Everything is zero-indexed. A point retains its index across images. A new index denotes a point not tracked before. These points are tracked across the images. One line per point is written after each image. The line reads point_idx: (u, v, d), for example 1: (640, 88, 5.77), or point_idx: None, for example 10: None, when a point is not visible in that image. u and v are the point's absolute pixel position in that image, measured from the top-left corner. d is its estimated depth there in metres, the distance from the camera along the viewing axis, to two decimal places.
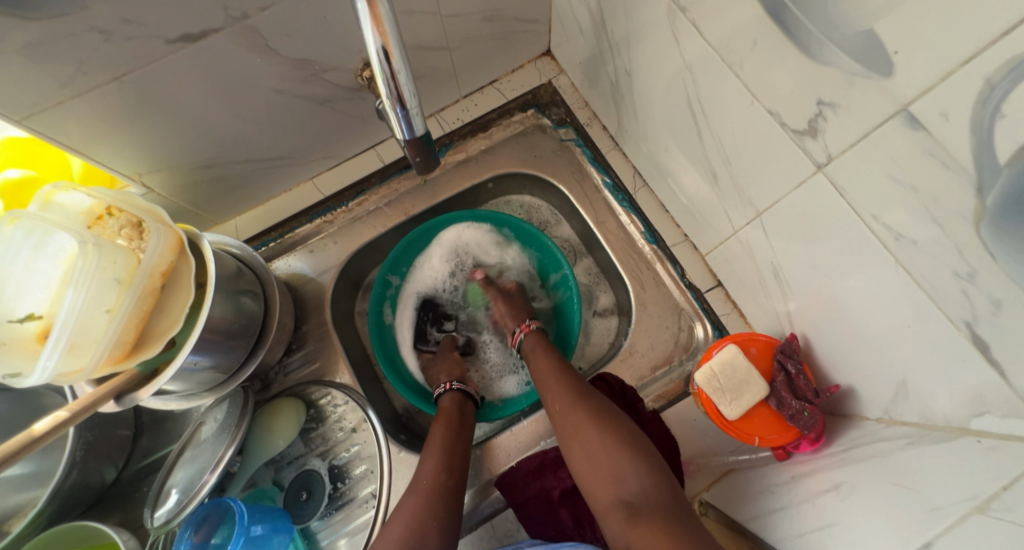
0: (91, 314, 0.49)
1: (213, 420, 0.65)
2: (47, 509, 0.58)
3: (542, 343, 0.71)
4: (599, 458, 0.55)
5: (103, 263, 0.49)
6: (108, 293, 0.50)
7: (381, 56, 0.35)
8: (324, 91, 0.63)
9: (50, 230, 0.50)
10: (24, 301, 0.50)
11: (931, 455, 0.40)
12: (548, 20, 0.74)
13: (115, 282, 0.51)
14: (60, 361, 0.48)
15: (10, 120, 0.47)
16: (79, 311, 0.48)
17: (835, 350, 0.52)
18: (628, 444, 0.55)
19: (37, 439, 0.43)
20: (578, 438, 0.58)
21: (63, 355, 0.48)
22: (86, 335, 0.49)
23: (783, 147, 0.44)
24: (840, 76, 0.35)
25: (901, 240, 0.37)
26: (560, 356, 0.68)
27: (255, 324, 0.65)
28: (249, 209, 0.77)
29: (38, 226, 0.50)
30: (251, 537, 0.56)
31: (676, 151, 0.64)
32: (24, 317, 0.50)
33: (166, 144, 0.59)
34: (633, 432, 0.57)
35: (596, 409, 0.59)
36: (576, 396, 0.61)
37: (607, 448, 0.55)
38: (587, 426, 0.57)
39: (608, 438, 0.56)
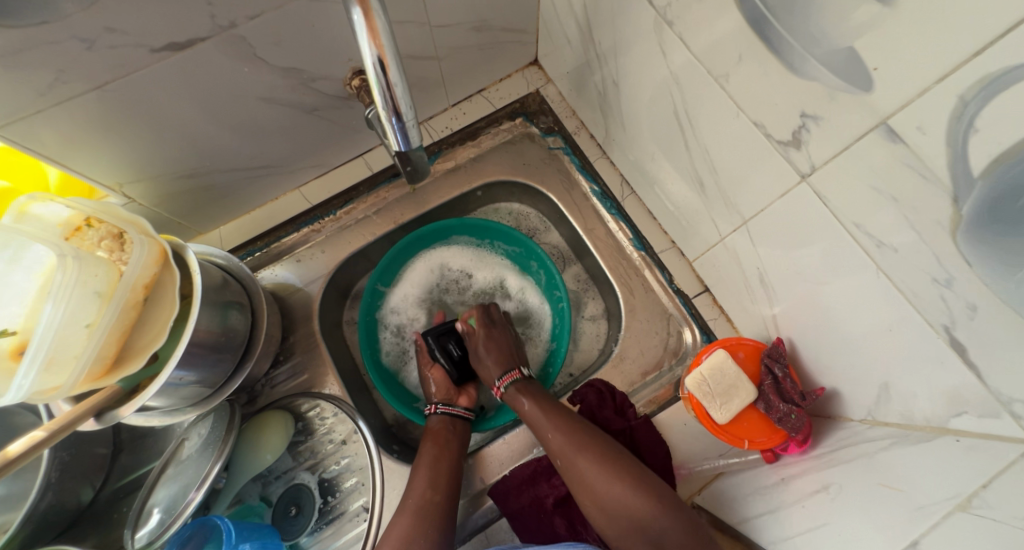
0: (70, 329, 0.47)
1: (195, 436, 0.63)
2: (20, 534, 0.55)
3: (525, 388, 0.67)
4: (617, 506, 0.55)
5: (84, 276, 0.48)
6: (89, 307, 0.49)
7: (377, 68, 0.35)
8: (311, 99, 0.63)
9: (25, 243, 0.49)
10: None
11: (913, 454, 0.42)
12: (535, 30, 0.75)
13: (95, 296, 0.49)
14: (37, 379, 0.46)
15: None
16: (57, 327, 0.46)
17: (819, 353, 0.53)
18: (640, 486, 0.55)
19: (11, 460, 0.42)
20: (593, 489, 0.57)
21: (40, 372, 0.46)
22: (64, 351, 0.48)
23: (768, 157, 0.46)
24: (822, 90, 0.36)
25: (882, 247, 0.39)
26: (549, 400, 0.65)
27: (241, 338, 0.63)
28: (234, 219, 0.76)
29: (13, 238, 0.48)
30: None
31: (662, 160, 0.65)
32: None
33: (147, 152, 0.57)
34: (639, 469, 0.57)
35: (602, 455, 0.58)
36: (578, 437, 0.60)
37: (623, 495, 0.55)
38: (598, 474, 0.57)
39: (619, 484, 0.56)
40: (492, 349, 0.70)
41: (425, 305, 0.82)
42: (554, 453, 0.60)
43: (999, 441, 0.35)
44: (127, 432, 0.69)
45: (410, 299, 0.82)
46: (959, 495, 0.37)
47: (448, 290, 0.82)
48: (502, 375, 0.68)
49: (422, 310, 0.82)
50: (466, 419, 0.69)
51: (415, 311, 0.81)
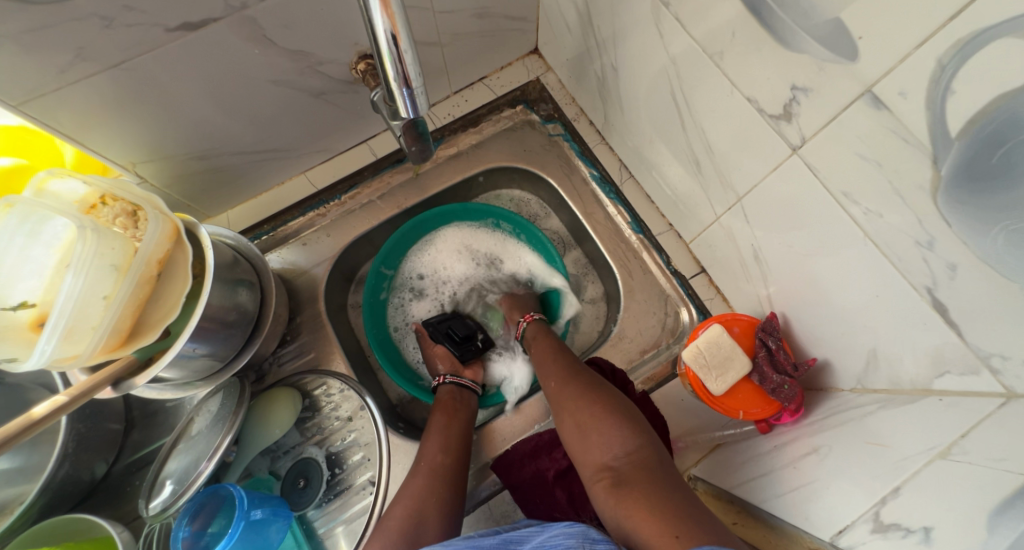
0: (89, 300, 0.49)
1: (205, 412, 0.65)
2: (37, 502, 0.56)
3: (545, 332, 0.74)
4: (588, 426, 0.56)
5: (102, 249, 0.50)
6: (106, 280, 0.51)
7: (389, 40, 0.37)
8: (319, 84, 0.64)
9: (46, 217, 0.50)
10: (18, 288, 0.50)
11: (900, 414, 0.44)
12: (535, 18, 0.77)
13: (112, 269, 0.51)
14: (58, 346, 0.48)
15: (7, 105, 0.47)
16: (77, 298, 0.48)
17: (811, 326, 0.55)
18: (613, 409, 0.57)
19: (35, 423, 0.43)
20: (570, 411, 0.59)
21: (60, 340, 0.48)
22: (83, 321, 0.49)
23: (761, 132, 0.48)
24: (811, 62, 0.38)
25: (869, 214, 0.41)
26: (560, 347, 0.70)
27: (251, 315, 0.65)
28: (241, 203, 0.78)
29: (35, 212, 0.50)
30: (251, 521, 0.56)
31: (659, 144, 0.67)
32: (17, 305, 0.50)
33: (160, 133, 0.59)
34: (618, 398, 0.59)
35: (588, 384, 0.61)
36: (573, 373, 0.63)
37: (597, 415, 0.57)
38: (577, 396, 0.60)
39: (596, 407, 0.57)
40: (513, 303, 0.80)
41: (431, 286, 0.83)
42: (546, 383, 0.64)
43: (980, 395, 0.37)
44: (139, 409, 0.71)
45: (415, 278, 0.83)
46: (938, 446, 0.39)
47: (453, 274, 0.84)
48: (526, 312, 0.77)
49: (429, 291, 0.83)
50: (472, 389, 0.71)
51: (422, 290, 0.83)
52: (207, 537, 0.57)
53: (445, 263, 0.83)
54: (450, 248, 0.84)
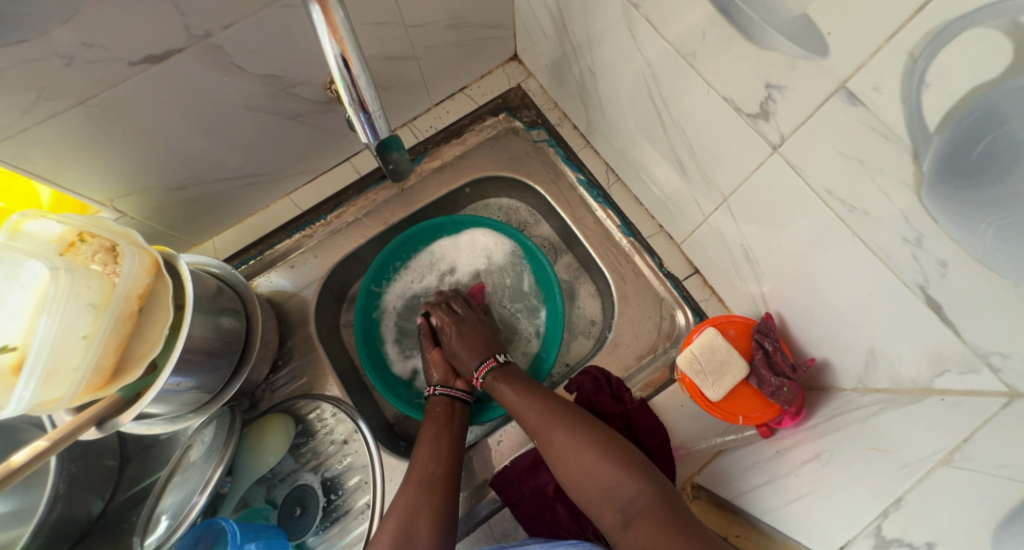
0: (67, 341, 0.49)
1: (200, 442, 0.64)
2: (31, 546, 0.56)
3: (501, 372, 0.67)
4: (586, 478, 0.55)
5: (76, 288, 0.49)
6: (84, 318, 0.50)
7: (340, 64, 0.37)
8: (294, 106, 0.64)
9: (20, 260, 0.50)
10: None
11: (903, 416, 0.42)
12: (511, 25, 0.76)
13: (90, 307, 0.50)
14: (37, 391, 0.47)
15: None
16: (54, 339, 0.48)
17: (808, 324, 0.53)
18: (610, 458, 0.55)
19: (15, 470, 0.42)
20: (562, 459, 0.57)
21: (39, 384, 0.47)
22: (63, 363, 0.49)
23: (740, 131, 0.46)
24: (783, 60, 0.37)
25: (855, 212, 0.39)
26: (526, 380, 0.66)
27: (238, 342, 0.64)
28: (227, 229, 0.77)
29: (8, 256, 0.49)
30: None
31: (644, 144, 0.66)
32: None
33: (136, 167, 0.59)
34: (609, 437, 0.57)
35: (575, 427, 0.58)
36: (551, 411, 0.61)
37: (593, 466, 0.55)
38: (566, 444, 0.57)
39: (587, 456, 0.56)
40: (465, 344, 0.71)
41: (422, 293, 0.83)
42: (528, 428, 0.61)
43: (983, 396, 0.35)
44: (133, 443, 0.70)
45: (405, 285, 0.82)
46: (942, 450, 0.37)
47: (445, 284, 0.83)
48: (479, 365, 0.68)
49: (421, 299, 0.83)
50: (464, 401, 0.70)
51: (413, 295, 0.83)
52: None
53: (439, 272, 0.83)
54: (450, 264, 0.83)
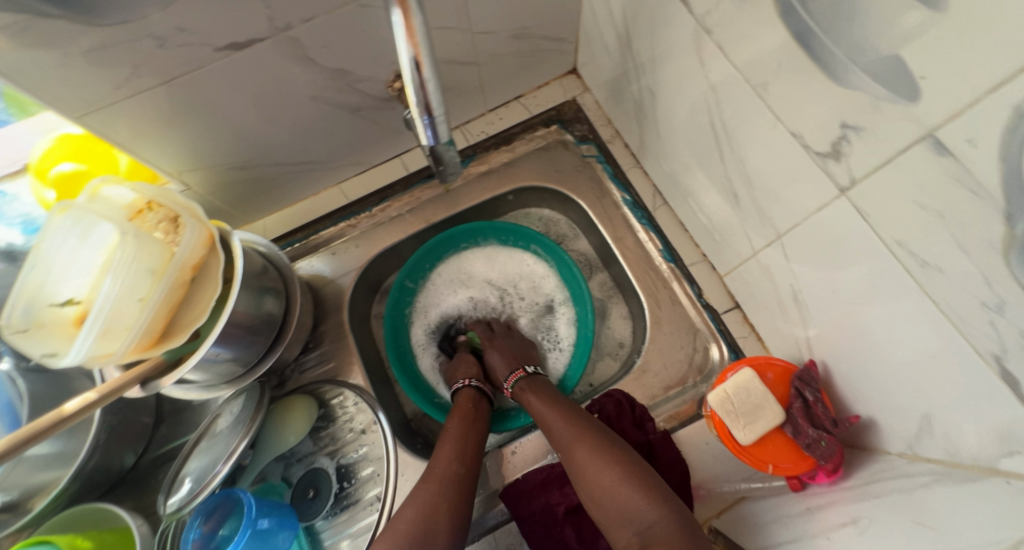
0: (125, 301, 0.50)
1: (228, 412, 0.65)
2: (69, 488, 0.58)
3: (539, 387, 0.67)
4: (623, 509, 0.52)
5: (139, 253, 0.51)
6: (143, 283, 0.51)
7: (411, 67, 0.38)
8: (356, 100, 0.65)
9: (94, 221, 0.51)
10: (65, 286, 0.52)
11: (958, 492, 0.39)
12: (575, 39, 0.76)
13: (148, 272, 0.52)
14: (93, 344, 0.50)
15: (68, 117, 0.50)
16: (114, 299, 0.50)
17: (856, 378, 0.50)
18: (636, 480, 0.53)
19: (65, 418, 0.44)
20: (597, 484, 0.55)
21: (96, 339, 0.50)
22: (118, 322, 0.51)
23: (806, 169, 0.44)
24: (865, 100, 0.35)
25: (927, 267, 0.36)
26: (562, 397, 0.65)
27: (273, 323, 0.65)
28: (277, 211, 0.80)
29: (86, 216, 0.51)
30: (257, 531, 0.55)
31: (697, 171, 0.64)
32: (64, 301, 0.52)
33: (204, 146, 0.61)
34: (649, 472, 0.55)
35: (607, 443, 0.57)
36: (591, 434, 0.58)
37: (631, 498, 0.52)
38: (607, 470, 0.55)
39: (630, 489, 0.53)
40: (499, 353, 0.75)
41: (454, 295, 0.83)
42: (564, 446, 0.59)
43: None
44: (168, 404, 0.72)
45: (439, 287, 0.83)
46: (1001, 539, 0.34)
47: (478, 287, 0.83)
48: (507, 373, 0.70)
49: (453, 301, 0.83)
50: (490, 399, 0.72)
51: (445, 296, 0.83)
52: (219, 540, 0.57)
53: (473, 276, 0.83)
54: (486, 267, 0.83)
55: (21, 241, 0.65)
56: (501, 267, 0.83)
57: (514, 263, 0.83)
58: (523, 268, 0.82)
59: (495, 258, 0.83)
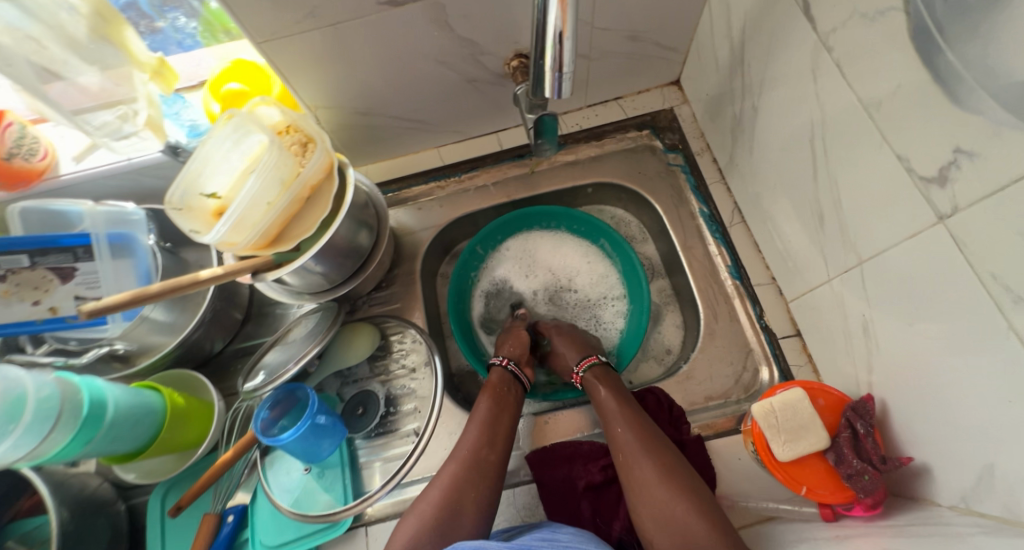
0: (257, 202, 0.57)
1: (303, 325, 0.71)
2: (173, 353, 0.67)
3: (608, 378, 0.68)
4: (670, 517, 0.53)
5: (278, 163, 0.58)
6: (272, 189, 0.58)
7: (556, 38, 0.45)
8: (474, 71, 0.71)
9: (250, 131, 0.59)
10: (213, 181, 0.61)
11: (1005, 541, 0.38)
12: (685, 50, 0.78)
13: (279, 182, 0.59)
14: (226, 232, 0.57)
15: (254, 40, 0.58)
16: (251, 197, 0.57)
17: (914, 419, 0.49)
18: (702, 514, 0.52)
19: (200, 282, 0.53)
20: (646, 489, 0.56)
21: (229, 228, 0.57)
22: (247, 218, 0.58)
23: (903, 193, 0.44)
24: (986, 125, 0.35)
25: (1019, 302, 0.36)
26: (629, 396, 0.65)
27: (359, 254, 0.70)
28: (376, 161, 0.86)
29: (245, 125, 0.58)
30: (315, 425, 0.61)
31: (783, 192, 0.64)
32: (209, 195, 0.61)
33: (337, 87, 0.68)
34: (697, 489, 0.54)
35: (676, 470, 0.56)
36: (647, 440, 0.59)
37: (680, 510, 0.53)
38: (657, 478, 0.56)
39: (680, 501, 0.53)
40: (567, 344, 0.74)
41: (515, 270, 0.86)
42: (619, 446, 0.60)
43: None
44: (258, 304, 0.79)
45: (506, 258, 0.86)
46: None
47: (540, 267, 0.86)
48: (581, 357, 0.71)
49: (514, 275, 0.86)
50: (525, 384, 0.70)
51: (507, 268, 0.86)
52: (280, 426, 0.64)
53: (538, 255, 0.86)
54: (551, 250, 0.86)
55: (187, 143, 0.70)
56: (565, 252, 0.86)
57: (579, 251, 0.85)
58: (587, 259, 0.85)
59: (562, 243, 0.86)
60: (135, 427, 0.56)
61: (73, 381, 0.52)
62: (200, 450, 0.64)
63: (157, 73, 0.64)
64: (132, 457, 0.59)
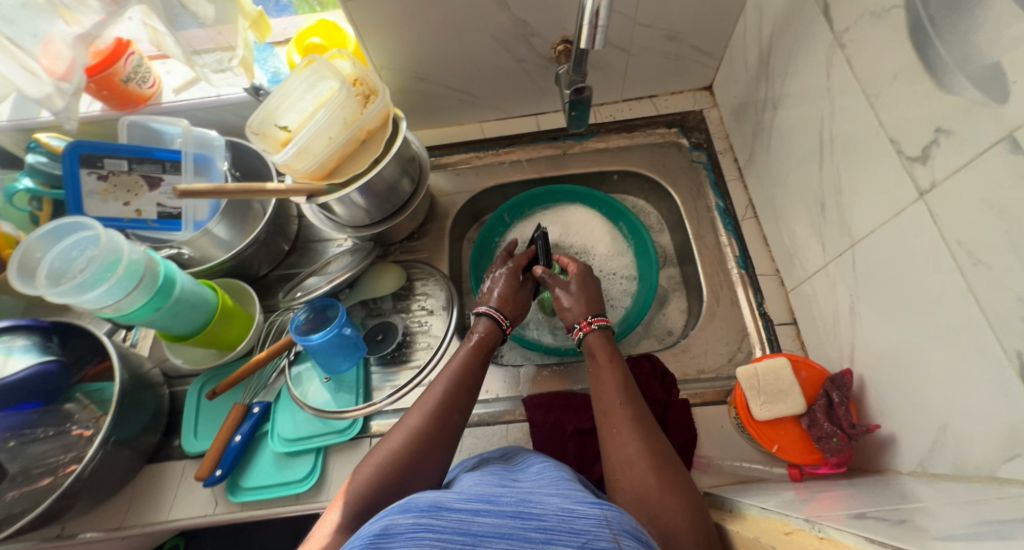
0: (320, 134, 0.66)
1: (340, 260, 0.81)
2: (227, 264, 0.76)
3: (608, 352, 0.64)
4: (648, 496, 0.48)
5: (343, 104, 0.66)
6: (335, 126, 0.67)
7: (592, 13, 0.53)
8: (523, 51, 0.79)
9: (324, 76, 0.68)
10: (286, 115, 0.70)
11: (950, 492, 0.41)
12: (719, 57, 0.85)
13: (342, 121, 0.67)
14: (290, 157, 0.66)
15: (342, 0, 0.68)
16: (316, 129, 0.65)
17: (884, 390, 0.52)
18: (674, 486, 0.48)
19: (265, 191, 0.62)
20: (628, 464, 0.51)
21: (293, 153, 0.65)
22: (311, 148, 0.66)
23: (891, 172, 0.49)
24: (961, 104, 0.40)
25: (977, 265, 0.40)
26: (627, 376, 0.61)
27: (398, 200, 0.78)
28: (425, 128, 0.95)
29: (321, 70, 0.68)
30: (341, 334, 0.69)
31: (792, 185, 0.69)
32: (281, 126, 0.70)
33: (401, 50, 0.77)
34: (681, 475, 0.50)
35: (656, 441, 0.53)
36: (639, 420, 0.55)
37: (658, 489, 0.48)
38: (642, 456, 0.51)
39: (660, 481, 0.49)
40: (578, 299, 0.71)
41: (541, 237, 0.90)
42: (608, 419, 0.56)
43: None
44: (303, 239, 0.88)
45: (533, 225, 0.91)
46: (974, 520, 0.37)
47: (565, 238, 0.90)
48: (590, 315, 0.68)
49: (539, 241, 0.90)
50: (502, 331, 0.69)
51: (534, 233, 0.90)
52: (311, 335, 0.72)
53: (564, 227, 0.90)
54: (577, 225, 0.90)
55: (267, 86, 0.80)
56: (589, 230, 0.90)
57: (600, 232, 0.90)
58: (607, 238, 0.89)
59: (587, 222, 0.90)
60: (192, 311, 0.65)
61: (158, 259, 0.62)
62: (235, 352, 0.72)
63: (255, 23, 0.75)
64: (184, 339, 0.68)
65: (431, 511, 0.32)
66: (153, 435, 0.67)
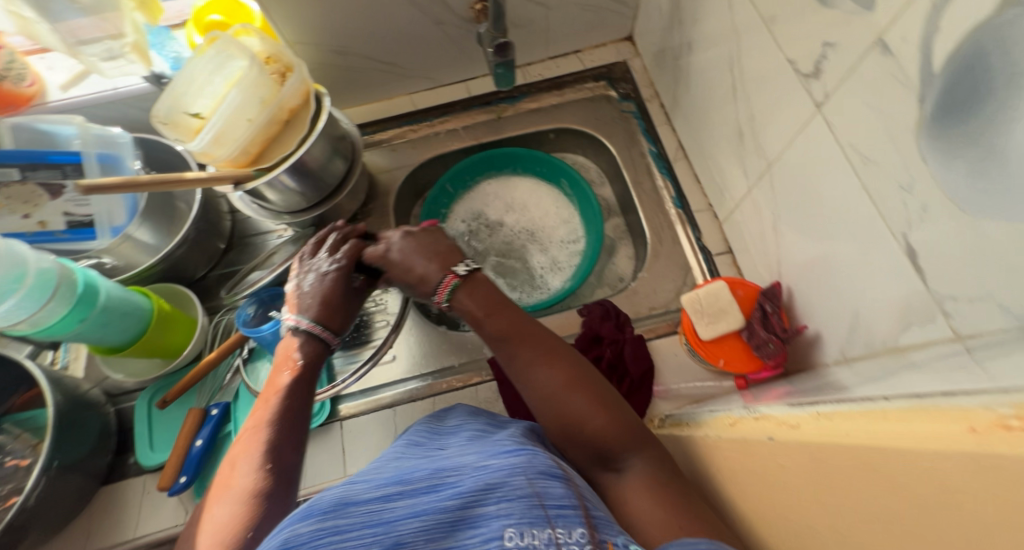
0: (236, 117, 0.62)
1: (284, 250, 0.79)
2: (157, 267, 0.71)
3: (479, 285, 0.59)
4: (572, 420, 0.50)
5: (256, 83, 0.63)
6: (252, 107, 0.63)
7: None
8: (440, 13, 0.77)
9: (232, 55, 0.64)
10: (197, 102, 0.66)
11: (866, 369, 0.46)
12: (636, 5, 0.86)
13: (259, 101, 0.64)
14: (207, 144, 0.62)
15: None
16: (230, 112, 0.62)
17: (809, 296, 0.57)
18: (594, 403, 0.50)
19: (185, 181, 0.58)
20: (546, 396, 0.52)
21: (209, 140, 0.62)
22: (229, 133, 0.63)
23: (794, 92, 0.52)
24: (840, 17, 0.44)
25: (867, 163, 0.44)
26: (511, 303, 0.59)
27: (334, 179, 0.76)
28: (353, 106, 0.92)
29: (227, 49, 0.63)
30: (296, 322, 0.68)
31: (714, 121, 0.73)
32: (194, 114, 0.66)
33: (314, 23, 0.73)
34: (597, 386, 0.52)
35: (569, 365, 0.53)
36: (542, 349, 0.54)
37: (581, 411, 0.50)
38: (556, 385, 0.51)
39: (580, 403, 0.50)
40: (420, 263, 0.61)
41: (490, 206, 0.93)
42: (511, 357, 0.55)
43: (937, 343, 0.40)
44: (240, 235, 0.84)
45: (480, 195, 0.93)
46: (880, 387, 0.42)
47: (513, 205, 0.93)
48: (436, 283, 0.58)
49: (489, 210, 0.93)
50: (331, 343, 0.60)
51: (483, 203, 0.93)
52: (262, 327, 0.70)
53: (511, 194, 0.93)
54: (523, 191, 0.93)
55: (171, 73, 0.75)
56: (535, 194, 0.93)
57: (546, 193, 0.92)
58: (552, 199, 0.92)
59: (531, 186, 0.93)
60: (122, 319, 0.61)
61: (74, 269, 0.59)
62: (183, 356, 0.69)
63: (143, 2, 0.69)
64: (120, 350, 0.64)
65: (335, 511, 0.33)
66: (103, 456, 0.64)
